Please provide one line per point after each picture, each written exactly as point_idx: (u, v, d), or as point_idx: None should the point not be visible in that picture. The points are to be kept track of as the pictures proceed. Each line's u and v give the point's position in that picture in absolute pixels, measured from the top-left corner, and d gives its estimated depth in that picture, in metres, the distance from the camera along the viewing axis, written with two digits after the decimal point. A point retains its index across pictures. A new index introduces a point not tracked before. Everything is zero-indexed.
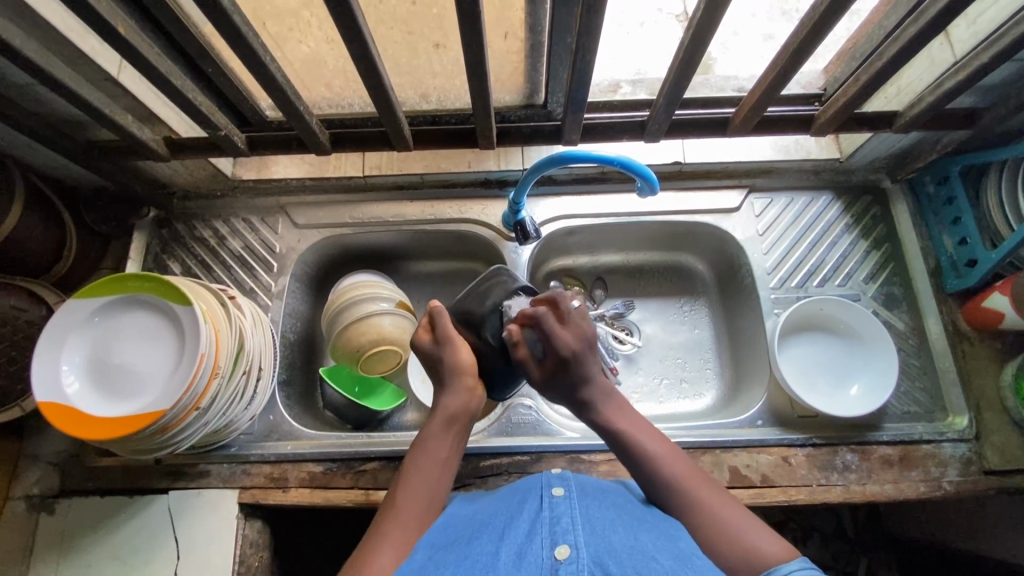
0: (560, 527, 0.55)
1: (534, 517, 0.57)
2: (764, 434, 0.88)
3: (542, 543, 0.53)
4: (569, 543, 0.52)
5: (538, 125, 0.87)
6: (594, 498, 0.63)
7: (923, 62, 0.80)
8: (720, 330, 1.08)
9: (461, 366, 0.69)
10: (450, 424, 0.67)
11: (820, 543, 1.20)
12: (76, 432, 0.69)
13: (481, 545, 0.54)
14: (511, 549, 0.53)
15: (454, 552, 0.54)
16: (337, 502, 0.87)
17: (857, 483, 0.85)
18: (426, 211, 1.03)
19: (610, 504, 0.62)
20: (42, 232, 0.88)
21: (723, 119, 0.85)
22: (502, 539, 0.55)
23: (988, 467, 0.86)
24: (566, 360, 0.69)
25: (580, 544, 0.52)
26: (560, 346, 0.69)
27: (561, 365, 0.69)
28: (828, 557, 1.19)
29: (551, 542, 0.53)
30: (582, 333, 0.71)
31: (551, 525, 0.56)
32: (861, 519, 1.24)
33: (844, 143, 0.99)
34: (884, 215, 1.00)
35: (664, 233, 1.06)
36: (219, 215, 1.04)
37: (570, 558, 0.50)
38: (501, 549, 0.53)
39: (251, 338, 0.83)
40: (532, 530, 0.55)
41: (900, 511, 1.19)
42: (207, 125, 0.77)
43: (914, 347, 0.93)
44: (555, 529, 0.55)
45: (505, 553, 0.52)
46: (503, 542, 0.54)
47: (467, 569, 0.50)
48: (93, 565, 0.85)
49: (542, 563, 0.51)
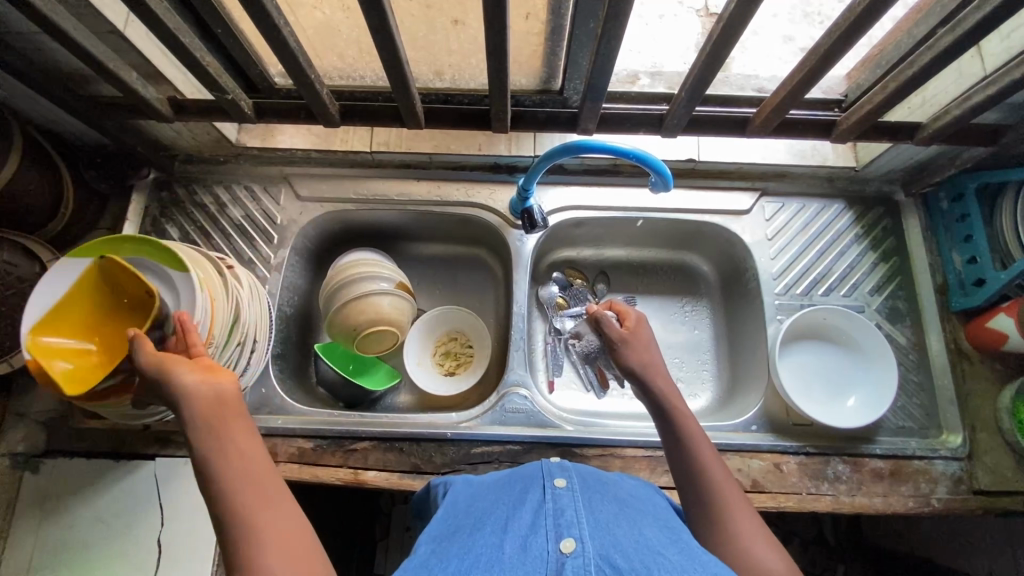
0: (564, 519, 0.54)
1: (537, 509, 0.57)
2: (758, 440, 0.88)
3: (546, 537, 0.52)
4: (574, 537, 0.51)
5: (554, 111, 0.85)
6: (598, 492, 0.62)
7: (950, 75, 0.78)
8: (720, 332, 1.07)
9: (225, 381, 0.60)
10: (214, 405, 0.58)
11: (800, 548, 1.23)
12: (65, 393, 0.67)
13: (484, 538, 0.54)
14: (515, 542, 0.52)
15: (457, 545, 0.54)
16: (326, 479, 0.86)
17: (847, 494, 0.85)
18: (432, 192, 1.02)
19: (613, 497, 0.62)
20: (37, 187, 0.85)
21: (742, 119, 0.83)
22: (506, 531, 0.54)
23: (978, 487, 0.86)
24: (649, 342, 0.77)
25: (584, 536, 0.51)
26: (643, 337, 0.78)
27: (646, 346, 0.77)
28: (806, 561, 1.21)
29: (556, 535, 0.52)
30: (635, 319, 0.80)
31: (555, 517, 0.54)
32: (843, 528, 1.25)
33: (861, 152, 0.97)
34: (894, 228, 0.99)
35: (672, 231, 1.05)
36: (220, 181, 1.02)
37: (575, 552, 0.49)
38: (505, 542, 0.52)
39: (248, 309, 0.82)
40: (536, 521, 0.54)
41: (881, 522, 1.21)
42: (214, 89, 0.75)
43: (914, 362, 0.93)
44: (559, 522, 0.53)
45: (510, 546, 0.51)
46: (507, 535, 0.53)
47: (473, 564, 0.50)
48: (75, 528, 0.84)
49: (547, 557, 0.49)
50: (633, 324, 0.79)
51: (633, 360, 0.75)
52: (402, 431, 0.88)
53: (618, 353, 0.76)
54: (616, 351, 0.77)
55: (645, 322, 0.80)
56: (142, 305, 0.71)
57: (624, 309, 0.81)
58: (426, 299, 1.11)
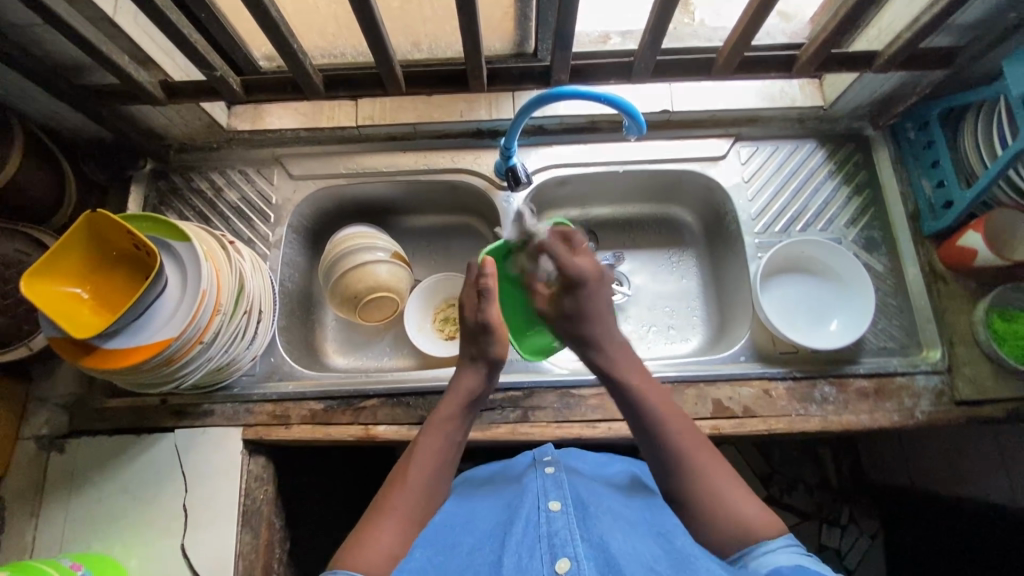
0: (557, 539, 0.62)
1: (534, 529, 0.64)
2: (746, 369, 0.92)
3: (541, 558, 0.60)
4: (567, 556, 0.59)
5: (527, 67, 0.88)
6: (591, 505, 0.68)
7: (902, 0, 0.81)
8: (707, 278, 1.11)
9: (496, 353, 0.78)
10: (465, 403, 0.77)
11: (805, 494, 1.35)
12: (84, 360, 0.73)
13: (484, 556, 0.62)
14: (513, 560, 0.60)
15: (457, 563, 0.62)
16: (338, 437, 0.90)
17: (834, 413, 0.89)
18: (419, 162, 1.05)
19: (608, 508, 0.68)
20: (40, 182, 0.89)
21: (707, 61, 0.87)
22: (504, 550, 0.62)
23: (960, 398, 0.89)
24: (578, 283, 0.79)
25: (579, 555, 0.60)
26: (573, 267, 0.79)
27: (571, 286, 0.79)
28: (812, 504, 1.34)
29: (550, 556, 0.60)
30: (595, 264, 0.81)
31: (549, 538, 0.62)
32: (845, 472, 1.37)
33: (827, 90, 1.01)
34: (866, 162, 1.03)
35: (652, 184, 1.09)
36: (214, 167, 1.06)
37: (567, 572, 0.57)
38: (503, 559, 0.60)
39: (251, 281, 0.87)
40: (533, 543, 0.62)
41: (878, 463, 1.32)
42: (202, 66, 0.78)
43: (891, 287, 0.97)
44: (553, 542, 0.61)
45: (508, 563, 0.60)
46: (504, 552, 0.61)
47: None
48: (102, 500, 0.89)
49: None
50: (587, 268, 0.80)
51: (548, 304, 0.82)
52: (408, 386, 0.92)
53: (538, 283, 0.84)
54: (540, 283, 0.84)
55: (593, 280, 0.80)
56: (133, 260, 0.79)
57: (587, 253, 0.83)
58: (422, 268, 1.17)
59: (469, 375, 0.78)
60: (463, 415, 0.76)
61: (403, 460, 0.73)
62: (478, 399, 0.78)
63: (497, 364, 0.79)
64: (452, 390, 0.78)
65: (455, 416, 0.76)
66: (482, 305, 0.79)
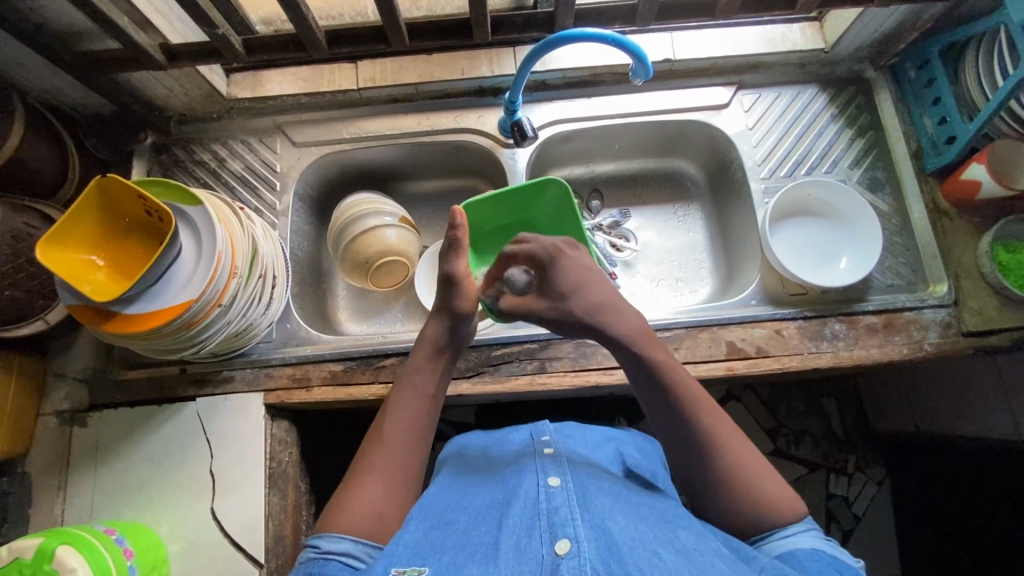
0: (558, 518, 0.59)
1: (532, 508, 0.62)
2: (758, 311, 0.93)
3: (542, 539, 0.57)
4: (568, 537, 0.56)
5: (531, 14, 0.88)
6: (591, 485, 0.66)
7: None
8: (712, 229, 1.12)
9: (462, 308, 0.75)
10: (432, 355, 0.75)
11: (812, 445, 1.37)
12: (88, 320, 0.73)
13: (480, 534, 0.60)
14: (511, 542, 0.58)
15: (451, 538, 0.61)
16: (359, 396, 0.91)
17: (845, 349, 0.91)
18: (421, 123, 1.04)
19: (608, 488, 0.66)
20: (44, 156, 0.88)
21: (710, 3, 0.87)
22: (502, 529, 0.60)
23: (966, 329, 0.91)
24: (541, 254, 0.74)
25: (579, 535, 0.57)
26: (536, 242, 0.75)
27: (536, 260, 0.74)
28: (819, 456, 1.36)
29: (551, 536, 0.57)
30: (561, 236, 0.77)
31: (549, 516, 0.60)
32: (850, 422, 1.39)
33: (828, 33, 1.00)
34: (868, 105, 1.03)
35: (656, 137, 1.09)
36: (216, 137, 1.05)
37: (569, 553, 0.54)
38: (500, 540, 0.58)
39: (264, 245, 0.87)
40: (532, 523, 0.60)
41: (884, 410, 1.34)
42: (203, 23, 0.77)
43: (896, 226, 0.99)
44: (554, 521, 0.59)
45: (506, 544, 0.58)
46: (502, 533, 0.59)
47: (467, 559, 0.57)
48: (128, 469, 0.90)
49: (542, 559, 0.55)
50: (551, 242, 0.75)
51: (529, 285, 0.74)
52: None
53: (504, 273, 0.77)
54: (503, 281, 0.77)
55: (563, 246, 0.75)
56: (147, 226, 0.79)
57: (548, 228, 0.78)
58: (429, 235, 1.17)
59: (433, 326, 0.76)
60: (431, 366, 0.74)
61: (378, 419, 0.71)
62: (446, 350, 0.76)
63: (464, 317, 0.76)
64: (418, 345, 0.76)
65: (422, 368, 0.74)
66: (451, 259, 0.74)
